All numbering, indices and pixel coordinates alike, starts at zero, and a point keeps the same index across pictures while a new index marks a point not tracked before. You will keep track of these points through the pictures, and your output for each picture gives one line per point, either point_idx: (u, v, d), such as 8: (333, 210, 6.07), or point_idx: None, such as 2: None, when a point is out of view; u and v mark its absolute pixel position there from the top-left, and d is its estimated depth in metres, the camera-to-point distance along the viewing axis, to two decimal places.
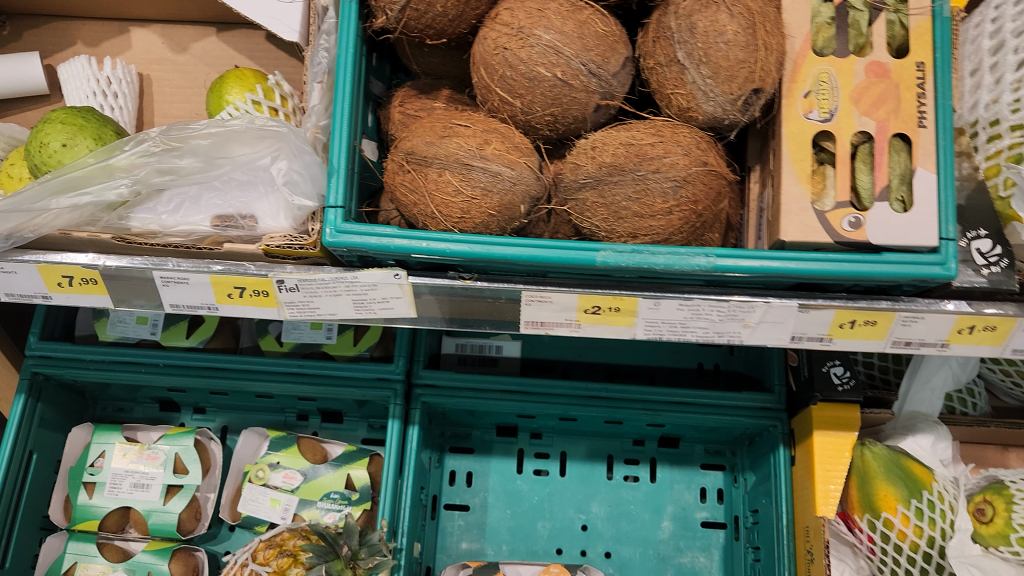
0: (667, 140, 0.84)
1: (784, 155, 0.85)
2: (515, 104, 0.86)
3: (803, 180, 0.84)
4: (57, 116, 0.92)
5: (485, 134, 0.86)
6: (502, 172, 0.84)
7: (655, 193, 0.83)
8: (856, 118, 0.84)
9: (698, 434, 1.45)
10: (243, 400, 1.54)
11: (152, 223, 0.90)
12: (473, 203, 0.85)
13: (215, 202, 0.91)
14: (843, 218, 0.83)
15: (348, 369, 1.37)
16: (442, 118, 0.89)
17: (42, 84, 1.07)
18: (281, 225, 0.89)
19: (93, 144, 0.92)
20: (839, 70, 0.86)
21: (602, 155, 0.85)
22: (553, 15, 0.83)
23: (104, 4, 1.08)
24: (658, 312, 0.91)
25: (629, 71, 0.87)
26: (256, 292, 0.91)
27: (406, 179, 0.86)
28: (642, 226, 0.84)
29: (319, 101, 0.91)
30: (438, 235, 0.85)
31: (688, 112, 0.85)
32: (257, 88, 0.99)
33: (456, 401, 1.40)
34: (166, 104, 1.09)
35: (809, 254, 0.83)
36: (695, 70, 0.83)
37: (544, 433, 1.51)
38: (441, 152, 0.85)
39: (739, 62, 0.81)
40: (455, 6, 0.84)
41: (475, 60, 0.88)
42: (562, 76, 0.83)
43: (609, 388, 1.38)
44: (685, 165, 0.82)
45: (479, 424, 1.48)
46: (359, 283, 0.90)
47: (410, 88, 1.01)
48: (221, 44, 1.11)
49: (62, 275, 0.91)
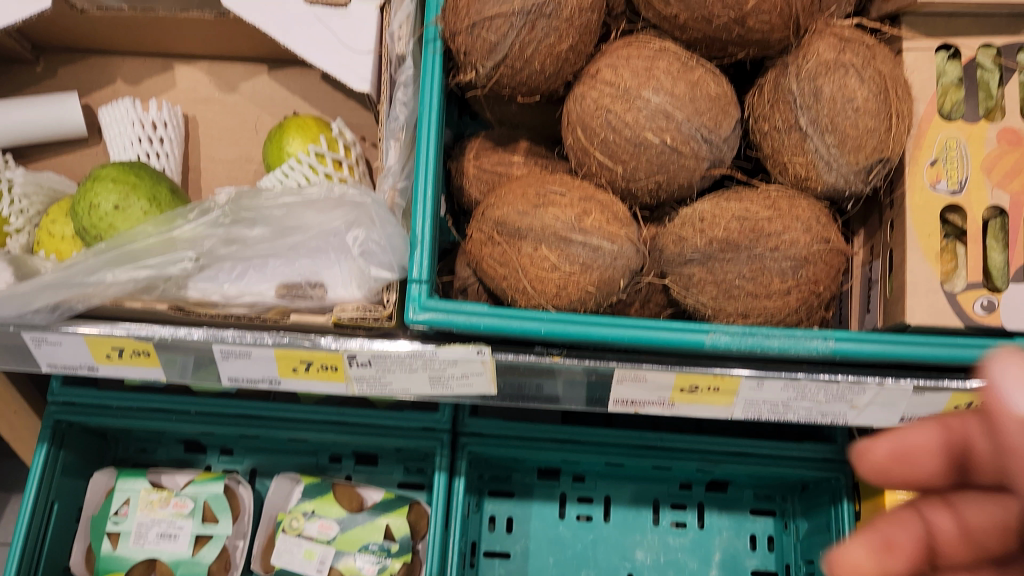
0: (785, 214, 0.77)
1: (908, 229, 0.78)
2: (616, 169, 0.79)
3: (930, 258, 0.77)
4: (107, 173, 0.84)
5: (583, 203, 0.79)
6: (603, 246, 0.77)
7: (772, 272, 0.75)
8: (989, 191, 0.77)
9: (750, 478, 1.20)
10: (272, 443, 1.27)
11: (215, 293, 0.80)
12: (571, 279, 0.77)
13: (282, 269, 0.83)
14: (975, 301, 0.76)
15: (361, 407, 1.18)
16: (534, 183, 0.82)
17: (82, 127, 0.98)
18: (353, 294, 0.80)
19: (148, 206, 0.84)
20: (969, 138, 0.78)
21: (713, 229, 0.77)
22: (662, 75, 0.76)
23: (149, 41, 1.00)
24: (760, 391, 0.84)
25: (738, 134, 0.80)
26: (324, 367, 0.84)
27: (495, 252, 0.79)
28: (755, 306, 0.77)
29: (397, 161, 0.83)
30: (530, 314, 0.77)
31: (806, 182, 0.78)
32: (320, 139, 0.91)
33: (504, 450, 1.17)
34: (214, 149, 1.01)
35: (938, 340, 0.76)
36: (819, 138, 0.75)
37: (588, 474, 1.25)
38: (536, 224, 0.78)
39: (872, 131, 0.74)
40: (554, 62, 0.76)
41: (571, 120, 0.80)
42: (670, 142, 0.76)
43: (665, 438, 1.17)
44: (805, 243, 0.76)
45: (522, 465, 1.22)
46: (438, 360, 0.82)
47: (486, 139, 0.93)
48: (273, 84, 1.03)
49: (112, 347, 0.83)
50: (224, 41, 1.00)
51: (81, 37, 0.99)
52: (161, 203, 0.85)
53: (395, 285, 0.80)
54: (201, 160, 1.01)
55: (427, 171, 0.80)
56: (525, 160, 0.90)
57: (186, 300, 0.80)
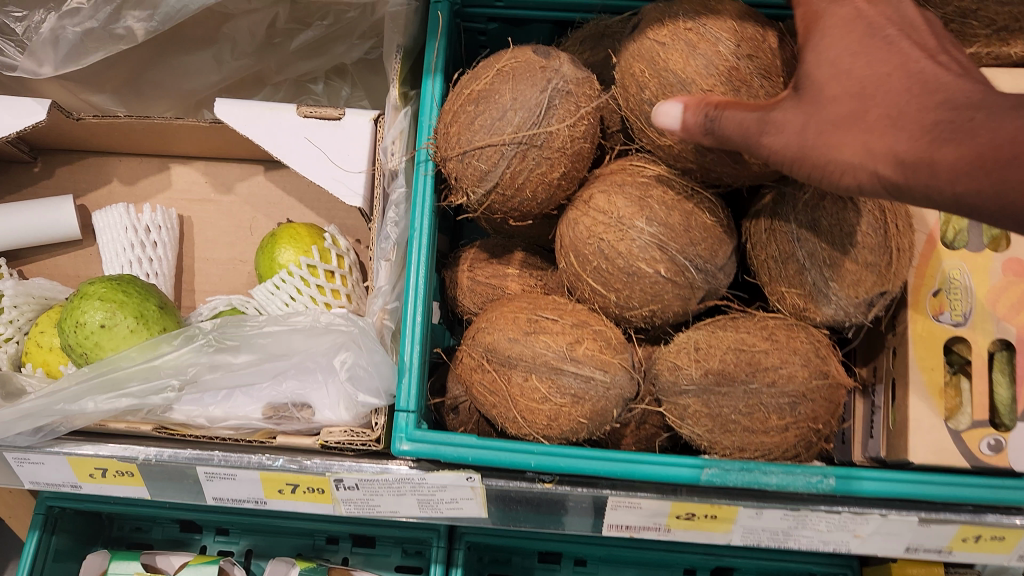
0: (782, 346, 0.75)
1: (911, 362, 0.75)
2: (610, 296, 0.77)
3: (934, 394, 0.75)
4: (95, 289, 0.84)
5: (576, 330, 0.77)
6: (595, 376, 0.75)
7: (769, 408, 0.73)
8: (993, 324, 0.75)
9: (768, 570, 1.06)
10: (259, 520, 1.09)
11: (199, 416, 0.80)
12: (562, 410, 0.75)
13: (270, 388, 0.82)
14: (981, 440, 0.73)
15: None
16: (526, 306, 0.80)
17: (76, 229, 0.98)
18: (340, 418, 0.79)
19: (136, 323, 0.83)
20: (974, 268, 0.76)
21: (709, 360, 0.75)
22: (656, 205, 0.74)
23: (145, 144, 0.99)
24: (759, 520, 0.80)
25: (735, 260, 0.78)
26: (310, 489, 0.81)
27: (485, 379, 0.77)
28: (751, 441, 0.75)
29: (388, 281, 0.82)
30: (519, 445, 0.75)
31: (805, 312, 0.76)
32: (313, 250, 0.90)
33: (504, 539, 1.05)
34: (208, 251, 1.00)
35: (941, 478, 0.74)
36: (817, 270, 0.74)
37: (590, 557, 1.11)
38: (527, 353, 0.76)
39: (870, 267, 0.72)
40: (546, 190, 0.75)
41: (564, 244, 0.79)
42: (665, 273, 0.74)
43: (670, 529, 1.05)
44: (803, 378, 0.73)
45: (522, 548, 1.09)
46: (426, 484, 0.80)
47: (480, 248, 0.92)
48: (268, 185, 1.02)
49: (95, 467, 0.81)
50: (220, 144, 0.99)
51: (79, 140, 0.99)
52: (149, 320, 0.84)
53: (383, 408, 0.79)
54: (195, 262, 1.00)
55: (416, 296, 0.79)
56: (520, 273, 0.88)
57: (170, 421, 0.80)
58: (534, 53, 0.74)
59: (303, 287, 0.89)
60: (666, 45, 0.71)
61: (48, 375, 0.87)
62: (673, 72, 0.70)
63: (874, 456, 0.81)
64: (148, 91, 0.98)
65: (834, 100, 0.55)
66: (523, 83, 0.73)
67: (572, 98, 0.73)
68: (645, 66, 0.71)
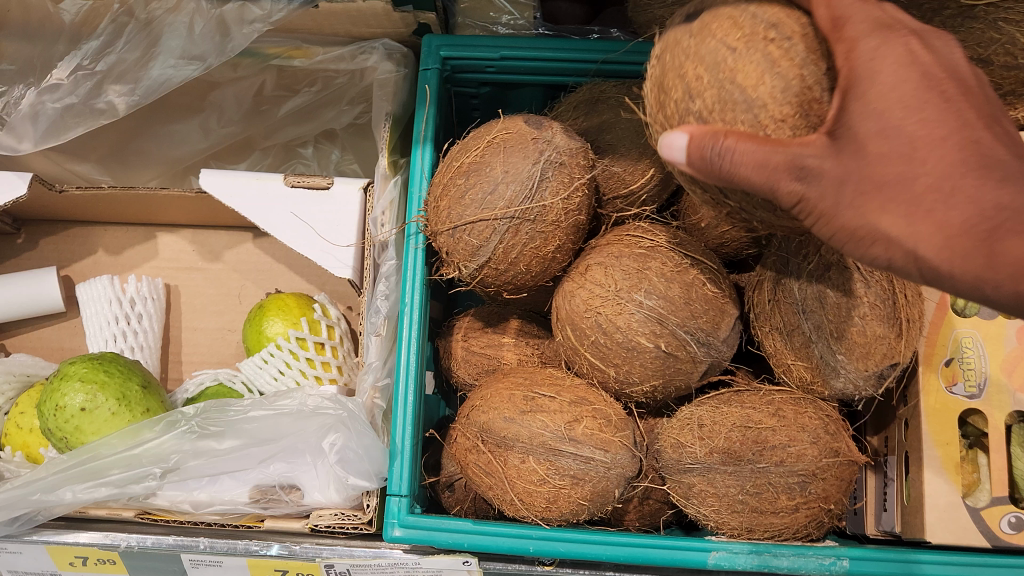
0: (790, 422, 0.71)
1: (925, 436, 0.72)
2: (609, 371, 0.74)
3: (950, 470, 0.71)
4: (77, 369, 0.81)
5: (574, 407, 0.74)
6: (595, 456, 0.72)
7: (777, 487, 0.70)
8: (1010, 394, 0.72)
9: None
10: None
11: (184, 501, 0.77)
12: (562, 492, 0.72)
13: (256, 473, 0.78)
14: (1002, 518, 0.70)
15: None
16: (522, 382, 0.77)
17: (59, 303, 0.95)
18: (330, 499, 0.75)
19: (117, 405, 0.79)
20: (986, 335, 0.72)
21: (714, 437, 0.72)
22: (655, 277, 0.72)
23: (130, 213, 0.97)
24: None
25: (738, 331, 0.75)
26: (300, 574, 0.78)
27: (480, 460, 0.74)
28: (761, 521, 0.72)
29: (378, 357, 0.79)
30: (518, 528, 0.72)
31: (812, 386, 0.74)
32: (302, 321, 0.87)
33: None
34: (197, 321, 0.98)
35: (961, 557, 0.71)
36: (824, 343, 0.71)
37: None
38: (523, 433, 0.73)
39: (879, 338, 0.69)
40: (540, 262, 0.73)
41: (560, 317, 0.76)
42: (665, 347, 0.71)
43: None
44: (814, 456, 0.70)
45: None
46: (422, 569, 0.76)
47: (475, 316, 0.89)
48: (258, 252, 1.00)
49: (75, 555, 0.78)
50: (208, 212, 0.97)
51: (62, 210, 0.97)
52: (131, 402, 0.80)
53: (375, 489, 0.75)
54: (183, 333, 0.97)
55: (409, 373, 0.76)
56: (516, 342, 0.86)
57: (153, 507, 0.77)
58: (525, 123, 0.72)
59: (291, 361, 0.85)
60: (739, 51, 0.50)
61: (27, 458, 0.84)
62: (737, 86, 0.49)
63: (890, 531, 0.77)
64: (134, 160, 0.96)
65: (882, 157, 0.43)
66: (515, 154, 0.71)
67: (565, 169, 0.71)
68: (702, 69, 0.51)
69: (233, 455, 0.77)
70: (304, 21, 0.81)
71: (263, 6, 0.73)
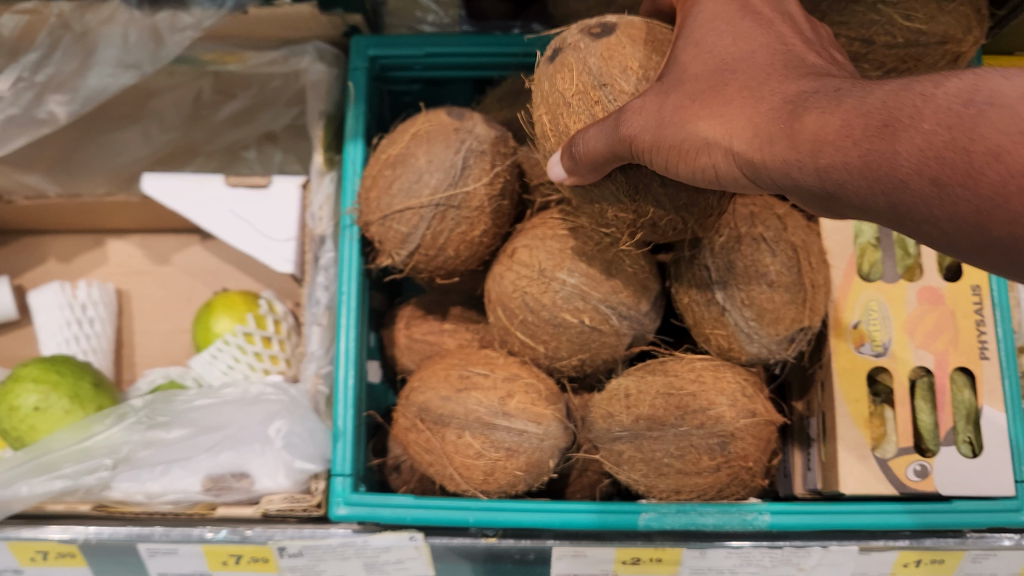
0: (709, 387, 0.74)
1: (836, 394, 0.76)
2: (539, 347, 0.78)
3: (861, 425, 0.75)
4: (29, 371, 0.85)
5: (507, 384, 0.77)
6: (529, 429, 0.75)
7: (699, 449, 0.73)
8: (913, 351, 0.76)
9: None
10: None
11: (137, 493, 0.77)
12: (498, 464, 0.75)
13: (208, 463, 0.80)
14: (909, 466, 0.74)
15: None
16: (459, 362, 0.80)
17: (13, 311, 0.99)
18: (280, 485, 0.78)
19: (71, 402, 0.84)
20: (889, 298, 0.78)
21: (639, 406, 0.75)
22: (577, 256, 0.75)
23: (80, 220, 1.01)
24: (704, 559, 0.78)
25: (659, 305, 0.79)
26: (254, 559, 0.78)
27: (420, 438, 0.78)
28: (687, 482, 0.75)
29: (320, 346, 0.83)
30: (456, 502, 0.75)
31: (729, 352, 0.78)
32: (248, 317, 0.90)
33: None
34: (147, 322, 1.01)
35: (907, 505, 0.73)
36: (738, 312, 0.75)
37: None
38: (459, 410, 0.76)
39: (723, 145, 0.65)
40: (468, 247, 0.77)
41: (493, 299, 0.80)
42: (589, 322, 0.75)
43: None
44: (731, 418, 0.73)
45: None
46: (369, 547, 0.77)
47: (416, 306, 0.92)
48: (205, 254, 1.03)
49: (36, 550, 0.79)
50: (151, 216, 1.00)
51: (14, 220, 1.01)
52: (84, 400, 0.85)
53: (321, 473, 0.79)
54: (136, 336, 1.00)
55: (348, 359, 0.80)
56: (456, 327, 0.89)
57: (110, 499, 0.77)
58: (446, 115, 0.76)
59: (239, 355, 0.88)
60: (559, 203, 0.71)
61: None
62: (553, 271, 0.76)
63: (788, 494, 0.85)
64: (79, 170, 0.98)
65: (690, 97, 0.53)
66: (436, 145, 0.74)
67: (486, 158, 0.75)
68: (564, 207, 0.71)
69: (185, 447, 0.81)
70: (233, 27, 0.84)
71: (194, 13, 0.79)
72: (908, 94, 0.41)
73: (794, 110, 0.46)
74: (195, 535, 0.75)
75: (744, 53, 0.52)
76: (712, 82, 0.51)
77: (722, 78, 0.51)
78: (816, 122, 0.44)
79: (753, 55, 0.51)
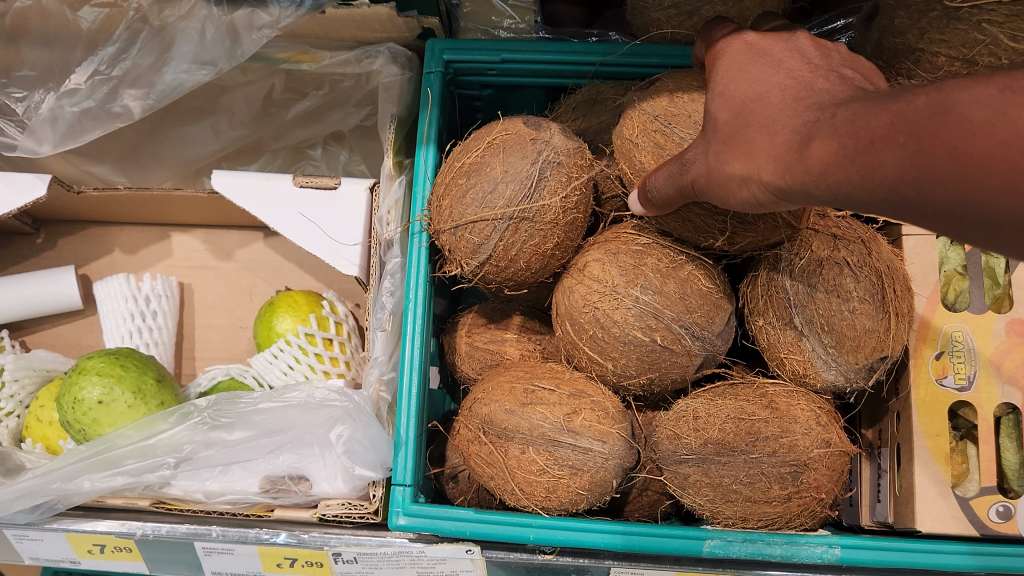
0: (782, 414, 0.72)
1: (915, 427, 0.73)
2: (607, 364, 0.76)
3: (940, 460, 0.72)
4: (95, 364, 0.85)
5: (573, 400, 0.76)
6: (593, 447, 0.73)
7: (770, 477, 0.71)
8: (999, 387, 0.73)
9: None
10: None
11: (197, 491, 0.78)
12: (561, 482, 0.74)
13: (267, 464, 0.80)
14: (990, 506, 0.71)
15: None
16: (524, 375, 0.79)
17: (78, 300, 1.00)
18: (337, 490, 0.77)
19: (133, 397, 0.84)
20: (975, 329, 0.74)
21: (708, 429, 0.73)
22: (651, 273, 0.73)
23: (147, 213, 1.01)
24: None
25: (732, 326, 0.77)
26: (309, 564, 0.77)
27: (482, 451, 0.77)
28: (754, 510, 0.73)
29: (383, 352, 0.82)
30: (518, 518, 0.73)
31: (804, 378, 0.75)
32: (311, 318, 0.89)
33: None
34: (208, 317, 1.01)
35: (985, 547, 0.70)
36: (815, 338, 0.73)
37: None
38: (524, 425, 0.74)
39: None
40: (539, 259, 0.75)
41: (560, 312, 0.78)
42: (661, 341, 0.73)
43: None
44: (805, 447, 0.71)
45: None
46: (425, 556, 0.76)
47: (478, 313, 0.91)
48: (268, 251, 1.03)
49: (93, 543, 0.79)
50: (217, 211, 1.00)
51: (82, 211, 1.02)
52: (146, 396, 0.85)
53: (380, 480, 0.78)
54: (196, 330, 1.00)
55: (412, 367, 0.79)
56: (519, 337, 0.87)
57: (169, 496, 0.78)
58: (523, 124, 0.74)
59: (300, 357, 0.88)
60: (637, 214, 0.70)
61: (47, 449, 0.89)
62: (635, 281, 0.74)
63: (854, 523, 0.81)
64: (148, 162, 0.98)
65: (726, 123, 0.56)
66: (512, 154, 0.73)
67: (562, 169, 0.73)
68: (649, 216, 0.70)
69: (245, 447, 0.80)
70: (310, 27, 0.83)
71: (271, 12, 0.78)
72: (878, 114, 0.43)
73: (804, 140, 0.47)
74: (250, 535, 0.75)
75: (759, 93, 0.54)
76: (735, 127, 0.54)
77: (744, 122, 0.54)
78: (820, 148, 0.46)
79: (767, 95, 0.53)
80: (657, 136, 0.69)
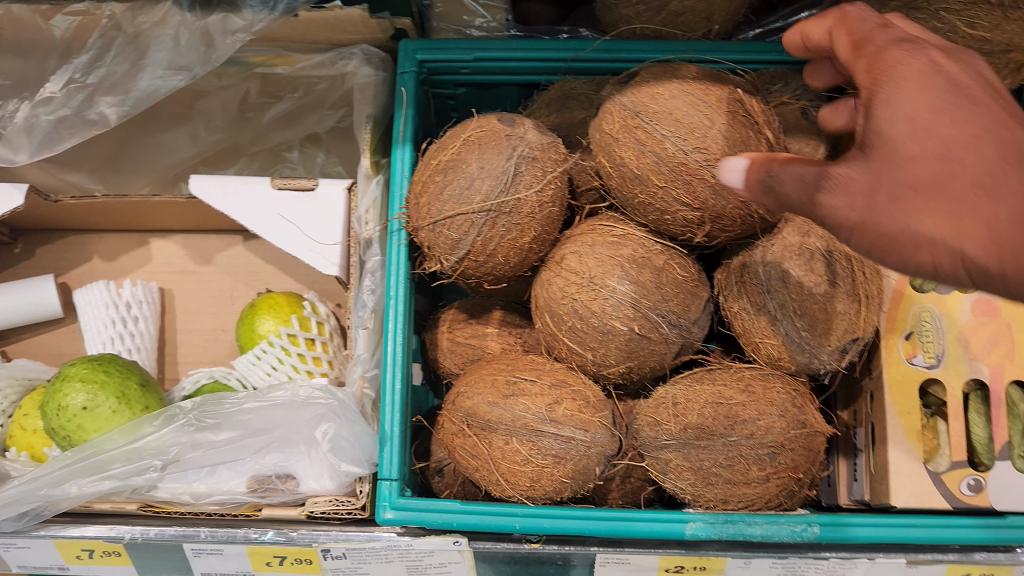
0: (759, 397, 0.74)
1: (887, 407, 0.75)
2: (587, 355, 0.78)
3: (913, 437, 0.74)
4: (78, 370, 0.85)
5: (555, 390, 0.77)
6: (575, 436, 0.75)
7: (749, 459, 0.73)
8: (967, 363, 0.75)
9: None
10: None
11: (184, 493, 0.79)
12: (545, 472, 0.75)
13: (254, 464, 0.81)
14: (962, 480, 0.73)
15: None
16: (505, 367, 0.80)
17: (58, 308, 1.00)
18: (324, 487, 0.78)
19: (118, 403, 0.84)
20: (943, 309, 0.76)
21: (687, 414, 0.75)
22: (628, 263, 0.75)
23: (125, 219, 1.02)
24: (748, 570, 0.78)
25: (708, 313, 0.79)
26: (298, 561, 0.78)
27: (466, 443, 0.78)
28: (734, 492, 0.74)
29: (365, 349, 0.83)
30: (504, 508, 0.74)
31: (779, 361, 0.77)
32: (292, 319, 0.90)
33: None
34: (190, 321, 1.01)
35: (958, 520, 0.73)
36: (789, 321, 0.75)
37: None
38: (507, 416, 0.76)
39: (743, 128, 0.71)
40: (517, 253, 0.76)
41: (540, 305, 0.79)
42: (639, 329, 0.74)
43: None
44: (782, 428, 0.73)
45: None
46: (414, 550, 0.76)
47: (459, 309, 0.92)
48: (248, 254, 1.04)
49: (81, 548, 0.80)
50: (196, 216, 1.01)
51: (59, 220, 1.02)
52: (131, 400, 0.85)
53: (366, 476, 0.79)
54: (178, 335, 1.01)
55: (394, 363, 0.80)
56: (499, 332, 0.89)
57: (156, 499, 0.79)
58: (498, 121, 0.76)
59: (283, 357, 0.88)
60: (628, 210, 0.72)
61: (31, 458, 0.89)
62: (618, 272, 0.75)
63: (832, 503, 0.84)
64: (126, 169, 0.99)
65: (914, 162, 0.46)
66: (488, 151, 0.74)
67: (538, 164, 0.74)
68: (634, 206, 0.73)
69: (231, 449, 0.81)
70: (284, 30, 0.84)
71: (245, 16, 0.79)
72: None
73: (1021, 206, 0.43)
74: (238, 534, 0.76)
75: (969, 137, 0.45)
76: (900, 162, 0.47)
77: (910, 170, 0.46)
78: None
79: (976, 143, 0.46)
80: (638, 130, 0.72)
